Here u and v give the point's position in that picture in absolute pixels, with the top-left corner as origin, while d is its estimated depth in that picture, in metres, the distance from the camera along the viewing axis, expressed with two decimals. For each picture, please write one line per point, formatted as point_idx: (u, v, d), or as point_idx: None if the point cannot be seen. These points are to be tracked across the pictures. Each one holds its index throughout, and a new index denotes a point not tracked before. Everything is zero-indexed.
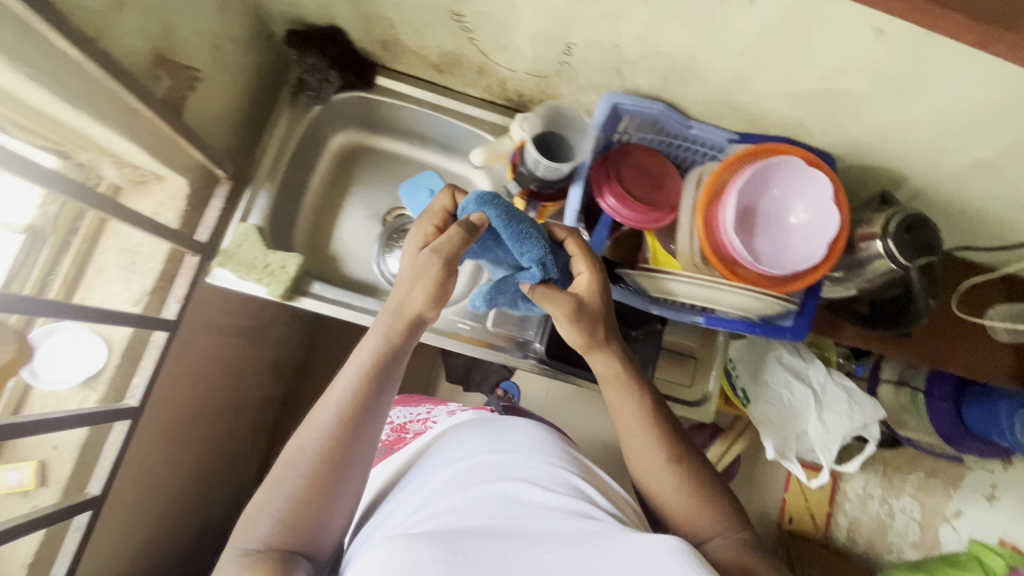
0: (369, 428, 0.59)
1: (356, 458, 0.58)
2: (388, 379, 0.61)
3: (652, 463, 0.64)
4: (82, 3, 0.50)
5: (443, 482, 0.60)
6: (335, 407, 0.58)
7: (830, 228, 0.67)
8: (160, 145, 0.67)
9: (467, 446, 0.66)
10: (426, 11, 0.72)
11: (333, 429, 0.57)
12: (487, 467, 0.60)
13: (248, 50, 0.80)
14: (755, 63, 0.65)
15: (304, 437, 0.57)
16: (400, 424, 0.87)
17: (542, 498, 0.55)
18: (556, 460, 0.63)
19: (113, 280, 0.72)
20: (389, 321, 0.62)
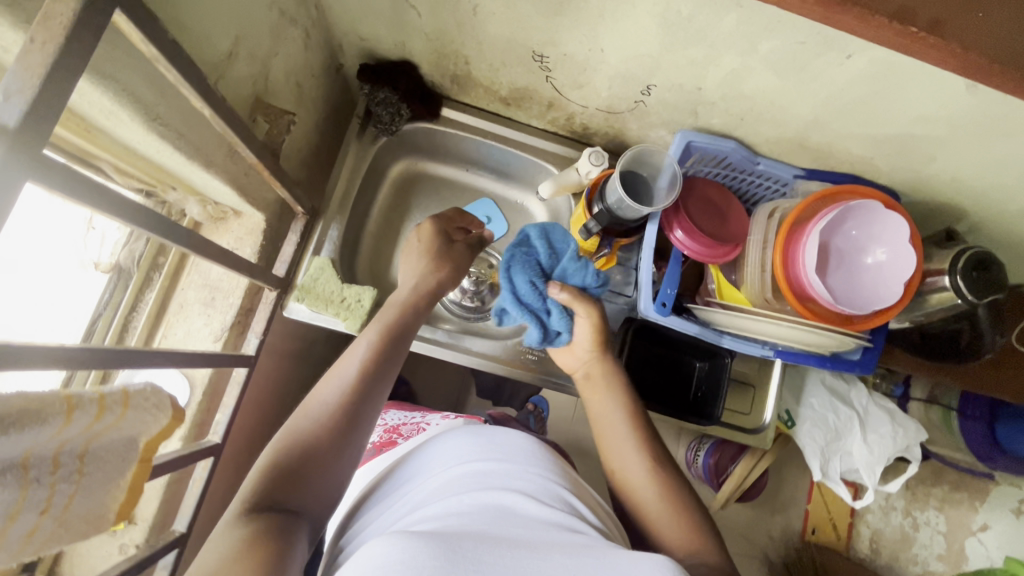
0: (378, 391, 0.62)
1: (363, 422, 0.60)
2: (398, 349, 0.66)
3: (626, 455, 0.66)
4: (203, 60, 0.50)
5: (433, 489, 0.56)
6: (355, 364, 0.63)
7: (908, 271, 0.68)
8: (248, 185, 0.67)
9: (455, 450, 0.62)
10: (507, 50, 0.73)
11: (352, 381, 0.61)
12: (482, 475, 0.56)
13: (321, 84, 0.80)
14: (838, 109, 0.66)
15: (323, 390, 0.61)
16: (392, 427, 0.85)
17: (536, 508, 0.51)
18: (551, 470, 0.59)
19: (194, 316, 0.73)
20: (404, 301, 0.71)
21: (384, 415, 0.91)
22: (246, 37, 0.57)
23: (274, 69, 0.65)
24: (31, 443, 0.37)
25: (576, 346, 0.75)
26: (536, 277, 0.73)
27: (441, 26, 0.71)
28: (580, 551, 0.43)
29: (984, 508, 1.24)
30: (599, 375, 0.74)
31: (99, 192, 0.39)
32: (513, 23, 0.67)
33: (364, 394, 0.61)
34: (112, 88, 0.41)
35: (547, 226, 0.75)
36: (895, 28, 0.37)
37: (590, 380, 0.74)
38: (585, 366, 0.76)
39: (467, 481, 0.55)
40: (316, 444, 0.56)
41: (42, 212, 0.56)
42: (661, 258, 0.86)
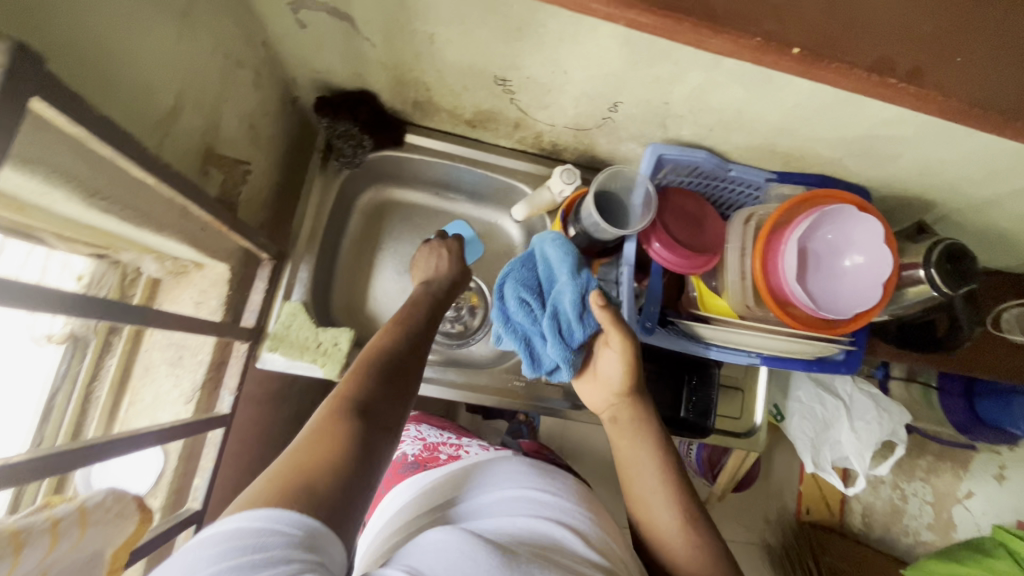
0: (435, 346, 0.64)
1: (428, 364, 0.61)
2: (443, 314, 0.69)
3: (659, 508, 0.60)
4: (144, 124, 0.47)
5: (485, 508, 0.56)
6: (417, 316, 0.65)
7: (886, 272, 0.68)
8: (206, 238, 0.64)
9: (507, 470, 0.63)
10: (468, 76, 0.70)
11: (417, 325, 0.63)
12: (531, 503, 0.55)
13: (277, 120, 0.77)
14: (806, 116, 0.66)
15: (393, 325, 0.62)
16: (432, 443, 0.80)
17: (581, 547, 0.50)
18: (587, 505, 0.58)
19: (161, 379, 0.69)
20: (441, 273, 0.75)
21: (421, 430, 0.85)
22: (190, 88, 0.53)
23: (224, 115, 0.61)
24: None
25: (604, 380, 0.66)
26: (527, 296, 0.70)
27: (398, 57, 0.68)
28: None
29: (967, 475, 1.25)
30: (633, 424, 0.64)
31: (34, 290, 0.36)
32: (473, 50, 0.65)
33: (427, 340, 0.64)
34: (44, 172, 0.38)
35: (548, 239, 0.71)
36: (873, 80, 0.39)
37: (617, 426, 0.65)
38: (613, 409, 0.66)
39: (521, 504, 0.55)
40: (396, 363, 0.57)
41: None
42: (641, 272, 0.85)
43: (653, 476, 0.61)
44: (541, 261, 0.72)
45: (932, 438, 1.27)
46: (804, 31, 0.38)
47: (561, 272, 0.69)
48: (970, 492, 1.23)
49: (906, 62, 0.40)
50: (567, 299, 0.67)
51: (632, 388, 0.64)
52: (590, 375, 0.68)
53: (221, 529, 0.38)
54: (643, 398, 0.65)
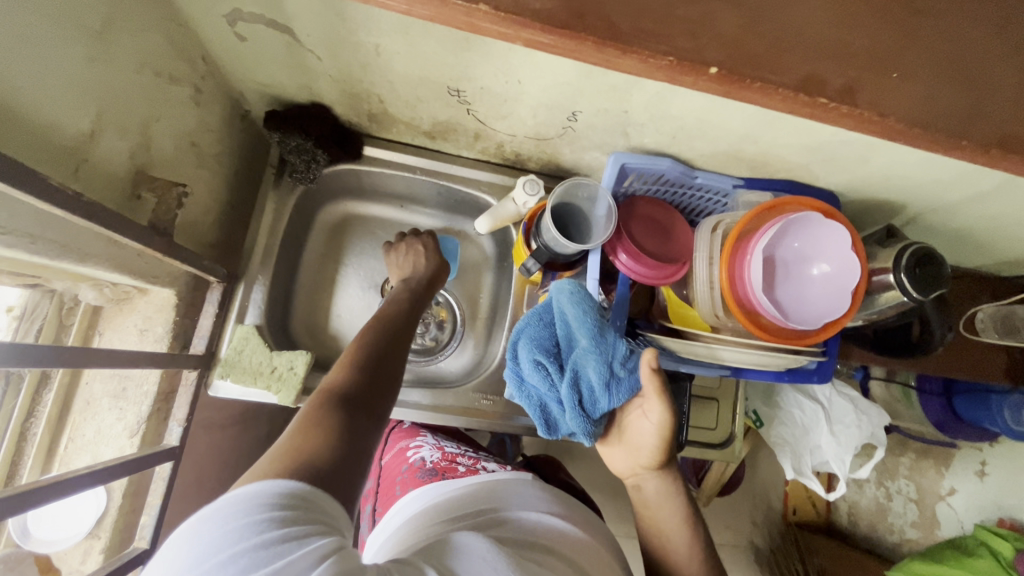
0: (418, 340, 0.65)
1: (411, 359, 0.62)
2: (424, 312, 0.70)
3: (680, 550, 0.63)
4: (54, 148, 0.44)
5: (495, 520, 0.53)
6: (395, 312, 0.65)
7: (854, 279, 0.67)
8: (145, 264, 0.60)
9: (518, 488, 0.60)
10: (420, 87, 0.68)
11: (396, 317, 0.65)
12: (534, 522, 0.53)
13: (224, 135, 0.74)
14: (767, 122, 0.64)
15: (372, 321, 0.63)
16: (450, 453, 0.77)
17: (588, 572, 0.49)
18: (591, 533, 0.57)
19: (104, 412, 0.66)
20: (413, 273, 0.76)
21: (439, 440, 0.82)
22: (112, 109, 0.50)
23: (157, 135, 0.58)
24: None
25: (635, 448, 0.64)
26: (544, 360, 0.66)
27: (345, 68, 0.66)
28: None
29: (949, 473, 1.25)
30: (666, 490, 0.64)
31: None
32: (421, 61, 0.62)
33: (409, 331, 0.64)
34: None
35: (567, 292, 0.65)
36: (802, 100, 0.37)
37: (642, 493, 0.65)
38: (640, 477, 0.65)
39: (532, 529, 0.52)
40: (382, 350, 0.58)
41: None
42: (609, 283, 0.83)
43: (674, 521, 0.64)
44: (559, 320, 0.66)
45: (914, 437, 1.26)
46: (722, 49, 0.36)
47: (581, 336, 0.64)
48: (952, 489, 1.23)
49: (838, 80, 0.38)
50: (592, 370, 0.62)
51: (664, 460, 0.62)
52: (617, 438, 0.66)
53: (230, 497, 0.39)
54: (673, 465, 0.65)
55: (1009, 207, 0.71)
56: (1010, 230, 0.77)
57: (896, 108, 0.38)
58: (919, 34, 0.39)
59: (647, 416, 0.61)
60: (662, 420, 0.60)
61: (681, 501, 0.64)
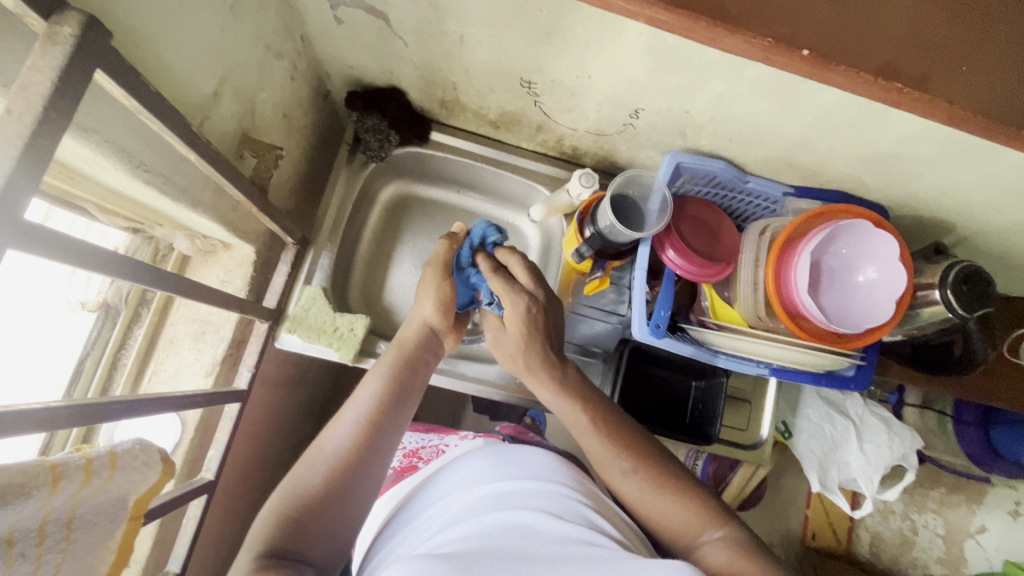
0: (384, 450, 0.60)
1: (371, 477, 0.58)
2: (403, 404, 0.64)
3: (617, 471, 0.62)
4: (188, 102, 0.50)
5: (458, 509, 0.58)
6: (353, 418, 0.60)
7: (900, 288, 0.68)
8: (236, 218, 0.67)
9: (471, 471, 0.66)
10: (494, 76, 0.73)
11: (375, 403, 0.62)
12: (501, 498, 0.57)
13: (309, 111, 0.80)
14: (826, 130, 0.67)
15: (345, 416, 0.61)
16: (411, 450, 0.90)
17: (554, 528, 0.52)
18: (566, 489, 0.61)
19: (184, 351, 0.72)
20: (404, 340, 0.70)
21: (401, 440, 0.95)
22: (231, 75, 0.57)
23: (260, 103, 0.64)
24: (15, 519, 0.35)
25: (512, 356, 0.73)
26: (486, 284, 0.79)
27: (428, 56, 0.71)
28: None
29: (981, 509, 1.24)
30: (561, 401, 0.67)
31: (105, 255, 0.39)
32: (501, 52, 0.67)
33: (389, 426, 0.61)
34: (95, 140, 0.40)
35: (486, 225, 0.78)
36: (881, 85, 0.39)
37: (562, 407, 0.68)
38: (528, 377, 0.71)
39: (486, 502, 0.57)
40: (346, 463, 0.57)
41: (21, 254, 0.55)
42: (653, 278, 0.86)
43: (598, 438, 0.64)
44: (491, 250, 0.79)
45: (945, 468, 1.25)
46: (816, 34, 0.38)
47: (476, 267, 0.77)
48: (982, 527, 1.23)
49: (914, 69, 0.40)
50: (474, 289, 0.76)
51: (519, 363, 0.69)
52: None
53: None
54: (539, 362, 0.68)
55: None
56: None
57: (965, 97, 0.39)
58: (1002, 28, 0.40)
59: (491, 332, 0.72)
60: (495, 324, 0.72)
61: (587, 418, 0.65)
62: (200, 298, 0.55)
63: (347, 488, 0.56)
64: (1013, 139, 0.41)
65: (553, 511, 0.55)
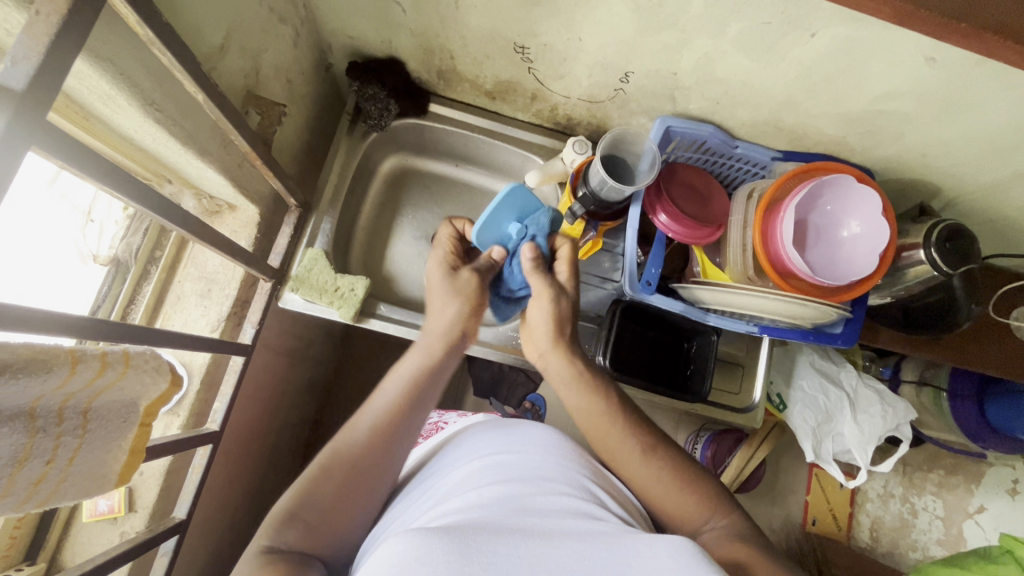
0: (402, 445, 0.61)
1: (390, 467, 0.60)
2: (419, 402, 0.63)
3: (620, 449, 0.63)
4: (196, 50, 0.54)
5: (454, 483, 0.59)
6: (369, 420, 0.61)
7: (882, 242, 0.70)
8: (242, 175, 0.70)
9: (470, 448, 0.66)
10: (489, 42, 0.76)
11: (394, 402, 0.62)
12: (501, 469, 0.58)
13: (310, 80, 0.83)
14: (809, 89, 0.69)
15: (360, 419, 0.61)
16: None
17: (547, 502, 0.53)
18: (569, 463, 0.62)
19: (191, 308, 0.74)
20: (432, 341, 0.68)
21: None
22: (237, 31, 0.60)
23: (264, 62, 0.67)
24: (39, 392, 0.38)
25: (535, 335, 0.72)
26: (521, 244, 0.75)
27: (425, 22, 0.74)
28: (594, 542, 0.44)
29: (979, 490, 1.27)
30: (583, 375, 0.68)
31: (119, 176, 0.42)
32: (495, 16, 0.70)
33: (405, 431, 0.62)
34: (110, 72, 0.44)
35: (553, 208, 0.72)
36: None
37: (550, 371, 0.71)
38: (545, 358, 0.72)
39: (487, 473, 0.57)
40: (357, 462, 0.58)
41: (34, 185, 0.59)
42: (645, 242, 0.89)
43: (600, 413, 0.66)
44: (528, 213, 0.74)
45: (942, 445, 1.25)
46: None
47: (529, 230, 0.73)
48: (981, 507, 1.26)
49: None
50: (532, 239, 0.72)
51: (559, 337, 0.69)
52: (529, 333, 0.74)
53: None
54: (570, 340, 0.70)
55: None
56: None
57: None
58: None
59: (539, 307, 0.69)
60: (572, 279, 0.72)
61: (603, 404, 0.66)
62: (207, 242, 0.58)
63: (359, 498, 0.57)
64: (956, 33, 0.43)
65: (550, 484, 0.56)
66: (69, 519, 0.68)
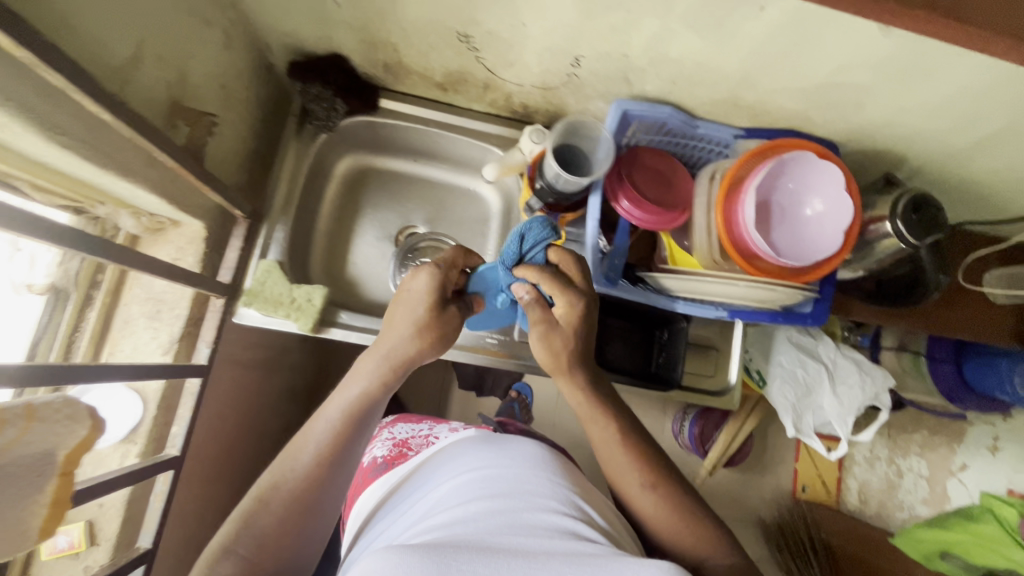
0: (342, 472, 0.60)
1: (331, 491, 0.59)
2: (361, 428, 0.61)
3: (627, 476, 0.62)
4: (104, 64, 0.50)
5: (441, 494, 0.58)
6: (311, 450, 0.58)
7: (846, 219, 0.69)
8: (178, 191, 0.66)
9: (458, 463, 0.65)
10: (433, 33, 0.72)
11: (336, 428, 0.59)
12: (489, 483, 0.56)
13: (250, 83, 0.79)
14: (764, 65, 0.66)
15: (302, 446, 0.59)
16: (401, 441, 0.83)
17: (531, 518, 0.51)
18: (555, 475, 0.60)
19: (140, 331, 0.72)
20: (380, 365, 0.62)
21: (392, 430, 0.88)
22: (151, 39, 0.56)
23: (191, 70, 0.64)
24: None
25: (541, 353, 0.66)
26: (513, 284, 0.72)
27: (362, 16, 0.70)
28: (580, 566, 0.43)
29: (962, 449, 1.25)
30: (585, 404, 0.64)
31: None
32: (432, 5, 0.66)
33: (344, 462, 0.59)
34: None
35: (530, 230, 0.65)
36: None
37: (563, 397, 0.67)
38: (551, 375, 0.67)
39: (474, 488, 0.56)
40: (295, 493, 0.57)
41: None
42: (610, 229, 0.86)
43: (610, 441, 0.63)
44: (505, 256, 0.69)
45: (925, 409, 1.25)
46: None
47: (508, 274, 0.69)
48: (963, 465, 1.24)
49: None
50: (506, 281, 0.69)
51: (557, 365, 0.64)
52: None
53: None
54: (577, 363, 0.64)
55: (1007, 154, 0.73)
56: (1012, 179, 0.78)
57: None
58: None
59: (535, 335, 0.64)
60: (568, 310, 0.63)
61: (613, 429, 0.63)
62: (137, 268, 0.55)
63: (300, 527, 0.56)
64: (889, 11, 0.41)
65: (531, 498, 0.54)
66: (29, 558, 0.66)
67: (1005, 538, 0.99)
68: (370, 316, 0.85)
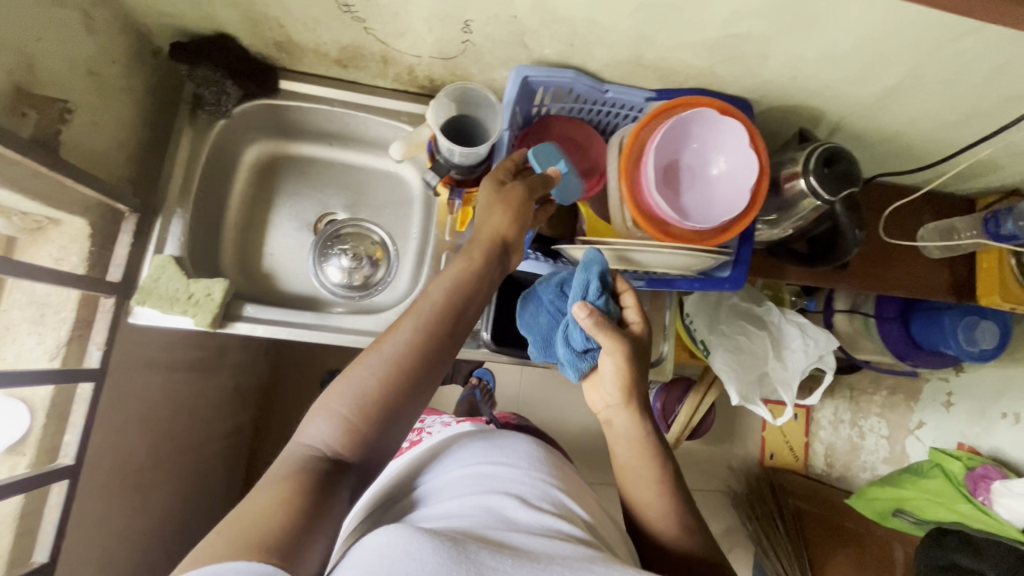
0: (433, 371, 0.57)
1: (425, 385, 0.56)
2: (454, 324, 0.58)
3: (648, 488, 0.64)
4: None
5: (437, 493, 0.56)
6: (409, 330, 0.56)
7: (751, 173, 0.67)
8: (40, 185, 0.62)
9: (455, 452, 0.63)
10: (312, 5, 0.68)
11: (432, 315, 0.57)
12: (486, 482, 0.54)
13: (131, 68, 0.75)
14: (656, 19, 0.63)
15: (398, 328, 0.56)
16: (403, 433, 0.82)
17: (531, 517, 0.50)
18: (552, 478, 0.59)
19: (23, 337, 0.68)
20: (481, 246, 0.62)
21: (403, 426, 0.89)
22: None
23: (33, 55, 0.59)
24: None
25: (602, 385, 0.65)
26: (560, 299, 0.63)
27: None
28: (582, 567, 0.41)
29: (918, 407, 1.22)
30: (631, 425, 0.65)
31: None
32: None
33: (443, 350, 0.57)
34: None
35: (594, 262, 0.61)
36: None
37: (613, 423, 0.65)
38: (610, 411, 0.66)
39: (470, 487, 0.54)
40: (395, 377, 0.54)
41: None
42: None
43: (640, 457, 0.65)
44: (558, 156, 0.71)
45: (880, 369, 1.23)
46: None
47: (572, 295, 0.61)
48: (921, 423, 1.21)
49: None
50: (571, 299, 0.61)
51: (629, 393, 0.63)
52: (592, 378, 0.66)
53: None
54: (642, 399, 0.64)
55: (919, 100, 0.70)
56: (932, 126, 0.75)
57: None
58: None
59: (609, 358, 0.61)
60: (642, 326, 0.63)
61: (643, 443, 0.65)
62: None
63: (390, 406, 0.53)
64: None
65: (529, 499, 0.53)
66: None
67: (953, 493, 0.98)
68: (282, 308, 0.81)
